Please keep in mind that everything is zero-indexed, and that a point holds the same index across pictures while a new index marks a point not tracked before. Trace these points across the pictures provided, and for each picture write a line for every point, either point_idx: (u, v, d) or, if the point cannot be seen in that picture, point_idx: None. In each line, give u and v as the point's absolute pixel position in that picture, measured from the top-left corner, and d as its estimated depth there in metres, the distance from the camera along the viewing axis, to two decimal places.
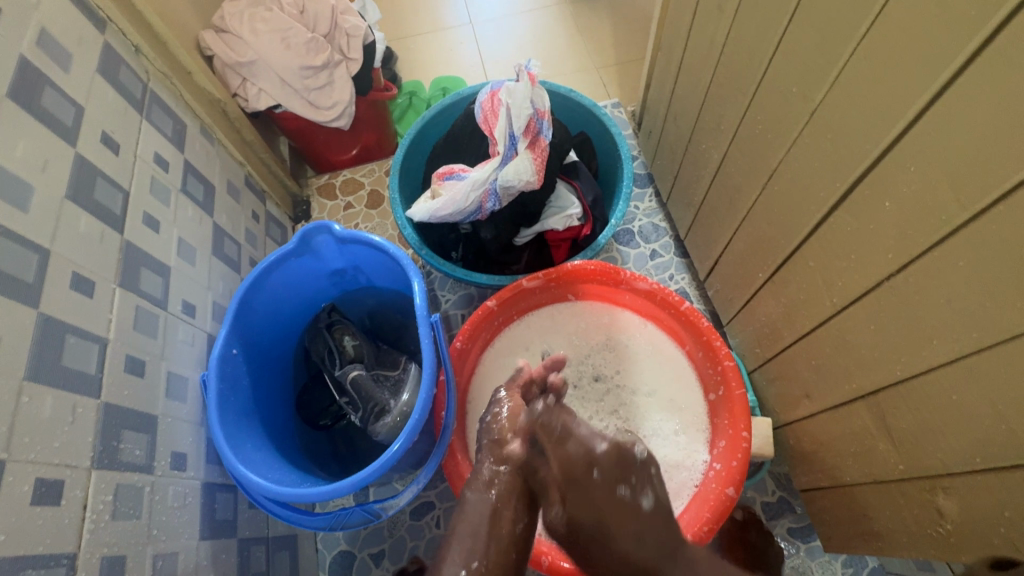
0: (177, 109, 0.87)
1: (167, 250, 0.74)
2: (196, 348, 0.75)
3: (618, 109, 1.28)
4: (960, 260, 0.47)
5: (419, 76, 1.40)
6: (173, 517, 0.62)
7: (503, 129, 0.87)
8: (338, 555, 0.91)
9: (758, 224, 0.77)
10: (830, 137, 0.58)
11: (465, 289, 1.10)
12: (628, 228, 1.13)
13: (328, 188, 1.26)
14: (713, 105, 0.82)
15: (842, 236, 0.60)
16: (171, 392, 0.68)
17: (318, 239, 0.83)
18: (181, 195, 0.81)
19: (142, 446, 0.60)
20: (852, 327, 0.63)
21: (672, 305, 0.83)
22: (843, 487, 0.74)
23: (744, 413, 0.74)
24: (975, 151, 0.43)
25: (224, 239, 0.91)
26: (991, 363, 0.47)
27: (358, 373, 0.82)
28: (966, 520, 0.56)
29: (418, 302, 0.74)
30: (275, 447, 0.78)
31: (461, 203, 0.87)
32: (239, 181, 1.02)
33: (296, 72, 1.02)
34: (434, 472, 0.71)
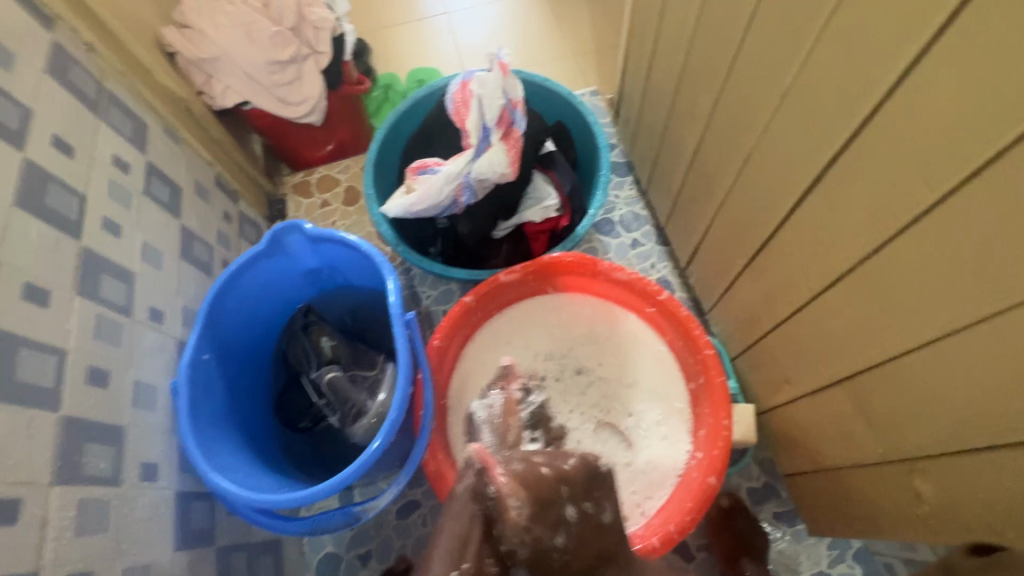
0: (137, 108, 0.84)
1: (131, 256, 0.72)
2: (165, 354, 0.74)
3: (596, 97, 1.26)
4: (931, 241, 0.47)
5: (394, 68, 1.37)
6: (144, 529, 0.61)
7: (475, 120, 0.85)
8: (324, 558, 0.90)
9: (735, 210, 0.76)
10: (800, 121, 0.57)
11: (445, 285, 1.08)
12: (608, 217, 1.12)
13: (304, 186, 1.24)
14: (687, 90, 0.80)
15: (815, 220, 0.59)
16: (139, 401, 0.66)
17: (290, 240, 0.81)
18: (144, 198, 0.79)
19: (107, 459, 0.58)
20: (828, 312, 0.62)
21: (651, 295, 0.82)
22: (825, 471, 0.74)
23: (725, 402, 0.74)
24: (943, 131, 0.42)
25: (194, 241, 0.89)
26: (963, 344, 0.47)
27: (335, 374, 0.81)
28: (942, 502, 0.56)
29: (392, 300, 0.73)
30: (252, 453, 0.77)
31: (435, 197, 0.86)
32: (208, 182, 0.99)
33: (262, 67, 0.99)
34: (414, 472, 0.70)
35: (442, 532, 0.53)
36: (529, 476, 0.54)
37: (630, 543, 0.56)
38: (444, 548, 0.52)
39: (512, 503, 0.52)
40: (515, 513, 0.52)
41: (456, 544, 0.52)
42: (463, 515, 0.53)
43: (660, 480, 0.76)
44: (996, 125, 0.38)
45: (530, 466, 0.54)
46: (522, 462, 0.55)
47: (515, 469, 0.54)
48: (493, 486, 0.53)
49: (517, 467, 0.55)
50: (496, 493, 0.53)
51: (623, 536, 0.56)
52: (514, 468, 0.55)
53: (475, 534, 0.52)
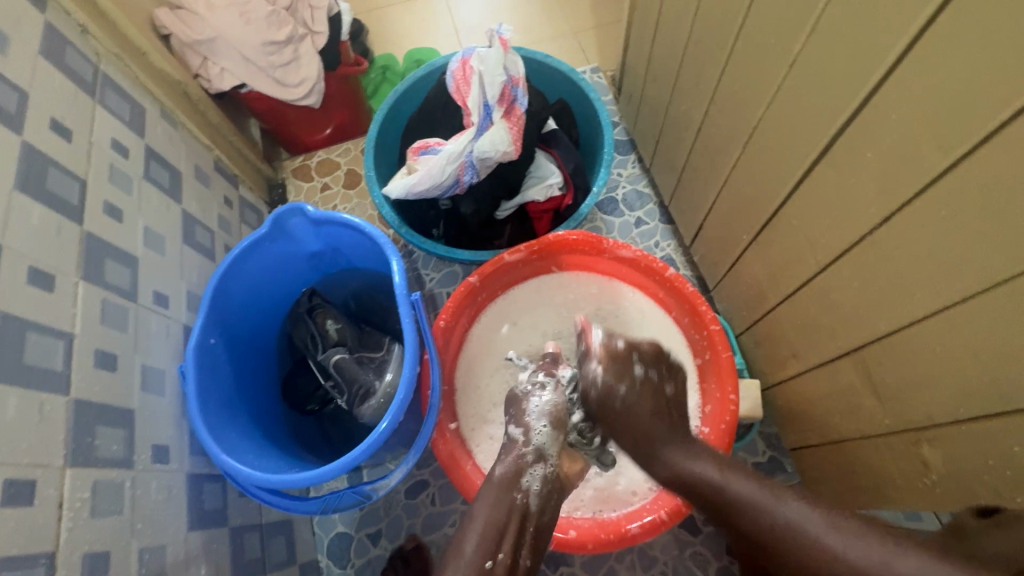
0: (134, 92, 0.83)
1: (134, 240, 0.72)
2: (171, 338, 0.74)
3: (597, 75, 1.25)
4: (941, 208, 0.46)
5: (392, 48, 1.35)
6: (158, 510, 0.61)
7: (476, 98, 0.83)
8: (336, 537, 0.91)
9: (741, 185, 0.75)
10: (808, 90, 0.56)
11: (449, 267, 1.08)
12: (611, 196, 1.11)
13: (304, 170, 1.23)
14: (691, 63, 0.79)
15: (822, 192, 0.59)
16: (147, 385, 0.66)
17: (293, 223, 0.80)
18: (145, 183, 0.78)
19: (119, 441, 0.59)
20: (835, 285, 0.62)
21: (657, 272, 0.82)
22: (832, 443, 0.74)
23: (732, 376, 0.74)
24: (955, 96, 0.41)
25: (196, 226, 0.88)
26: (973, 312, 0.47)
27: (341, 357, 0.81)
28: (950, 470, 0.56)
29: (397, 281, 0.73)
30: (261, 436, 0.77)
31: (438, 177, 0.85)
32: (208, 166, 0.98)
33: (258, 49, 0.98)
34: (423, 451, 0.71)
35: (477, 519, 0.56)
36: (549, 447, 0.62)
37: (662, 455, 0.58)
38: (482, 534, 0.54)
39: (537, 493, 0.59)
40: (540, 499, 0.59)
41: (492, 533, 0.54)
42: (500, 503, 0.57)
43: None
44: (1010, 87, 0.37)
45: (551, 437, 0.63)
46: (543, 428, 0.63)
47: (537, 442, 0.62)
48: (528, 477, 0.59)
49: (542, 444, 0.62)
50: (529, 478, 0.59)
51: (659, 462, 0.58)
52: (538, 452, 0.62)
53: (514, 520, 0.56)
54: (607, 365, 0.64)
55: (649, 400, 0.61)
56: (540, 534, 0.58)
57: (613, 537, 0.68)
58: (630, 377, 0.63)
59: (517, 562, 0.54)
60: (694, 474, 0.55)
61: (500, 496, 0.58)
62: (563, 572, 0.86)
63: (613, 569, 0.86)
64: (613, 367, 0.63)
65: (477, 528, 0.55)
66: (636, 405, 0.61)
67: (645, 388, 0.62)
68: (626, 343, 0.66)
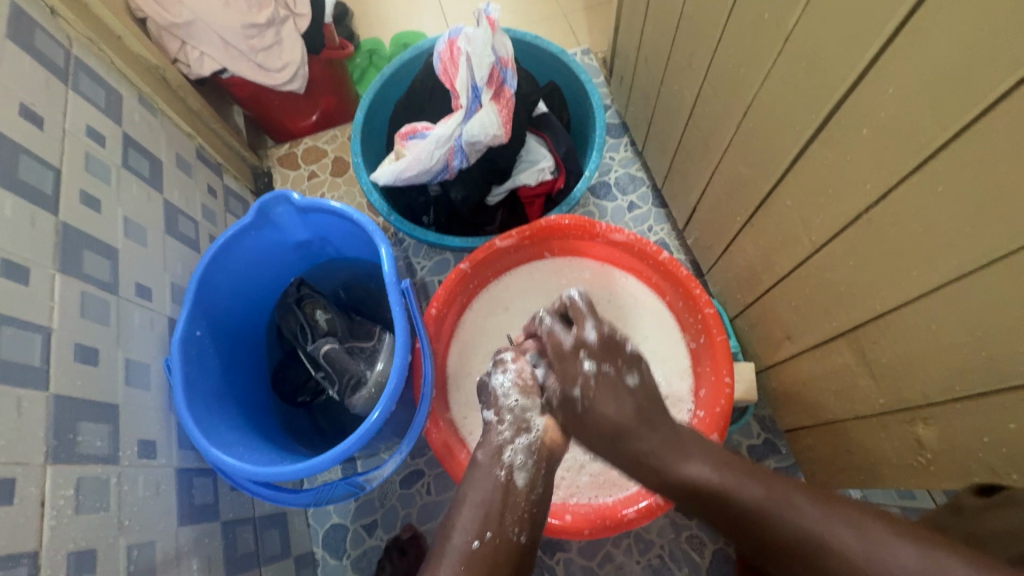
0: (109, 77, 0.80)
1: (114, 231, 0.70)
2: (156, 331, 0.72)
3: (588, 57, 1.22)
4: (938, 185, 0.45)
5: (378, 32, 1.32)
6: (145, 506, 0.60)
7: (464, 79, 0.81)
8: (331, 528, 0.91)
9: (735, 166, 0.74)
10: (803, 66, 0.54)
11: (440, 255, 1.07)
12: (604, 180, 1.09)
13: (290, 158, 1.20)
14: (684, 41, 0.77)
15: (818, 171, 0.58)
16: (132, 379, 0.65)
17: (278, 211, 0.78)
18: (123, 171, 0.76)
19: (103, 437, 0.57)
20: (830, 265, 0.61)
21: (650, 256, 0.81)
22: (826, 424, 0.74)
23: (726, 360, 0.73)
24: (954, 69, 0.40)
25: (178, 216, 0.86)
26: (969, 290, 0.46)
27: (331, 347, 0.79)
28: (944, 448, 0.56)
29: (387, 269, 0.71)
30: (252, 428, 0.76)
31: (426, 162, 0.83)
32: (189, 155, 0.95)
33: (238, 32, 0.95)
34: (416, 441, 0.70)
35: (465, 503, 0.50)
36: (531, 412, 0.56)
37: (649, 456, 0.51)
38: (469, 516, 0.49)
39: (522, 465, 0.52)
40: (528, 475, 0.52)
41: (485, 509, 0.49)
42: (485, 484, 0.51)
43: None
44: (1010, 57, 0.36)
45: (527, 403, 0.57)
46: (516, 399, 0.57)
47: (511, 411, 0.56)
48: (512, 451, 0.53)
49: (520, 414, 0.56)
50: (511, 450, 0.53)
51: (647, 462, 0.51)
52: (518, 422, 0.56)
53: (498, 497, 0.50)
54: (554, 368, 0.58)
55: (610, 396, 0.54)
56: (536, 508, 0.51)
57: (609, 523, 0.68)
58: (580, 377, 0.56)
59: (505, 539, 0.48)
60: (688, 476, 0.49)
61: (482, 479, 0.52)
62: (560, 558, 0.86)
63: (609, 553, 0.86)
64: (561, 371, 0.57)
65: (466, 514, 0.49)
66: (597, 403, 0.54)
67: (601, 383, 0.55)
68: (575, 338, 0.60)
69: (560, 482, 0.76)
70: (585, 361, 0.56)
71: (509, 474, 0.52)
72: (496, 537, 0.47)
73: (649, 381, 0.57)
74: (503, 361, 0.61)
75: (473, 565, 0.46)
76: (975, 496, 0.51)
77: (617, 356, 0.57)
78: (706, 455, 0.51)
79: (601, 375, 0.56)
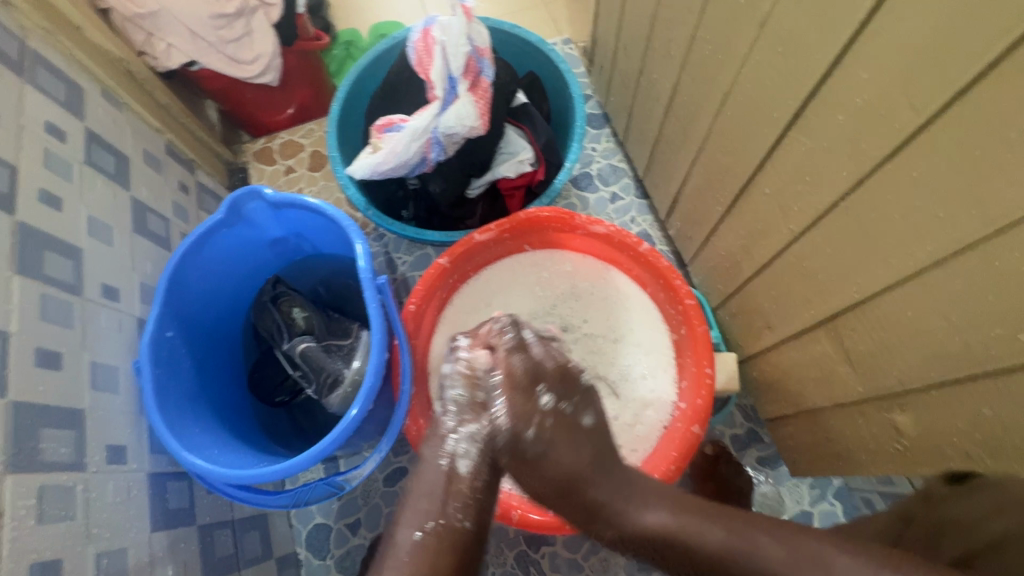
0: (69, 70, 0.77)
1: (77, 231, 0.67)
2: (124, 333, 0.70)
3: (568, 46, 1.21)
4: (913, 170, 0.45)
5: (355, 22, 1.29)
6: (116, 513, 0.59)
7: (439, 70, 0.79)
8: (313, 529, 0.89)
9: (714, 155, 0.73)
10: (780, 51, 0.54)
11: (421, 249, 1.05)
12: (586, 171, 1.08)
13: (266, 153, 1.17)
14: (662, 28, 0.76)
15: (796, 158, 0.57)
16: (98, 383, 0.63)
17: (250, 207, 0.76)
18: (87, 168, 0.73)
19: (68, 443, 0.56)
20: (809, 254, 0.61)
21: (631, 247, 0.80)
22: (807, 413, 0.75)
23: (707, 350, 0.73)
24: (928, 51, 0.40)
25: (147, 214, 0.83)
26: (945, 276, 0.46)
27: (308, 345, 0.78)
28: (921, 435, 0.56)
29: (362, 264, 0.70)
30: (227, 430, 0.75)
31: (402, 155, 0.81)
32: (158, 150, 0.92)
33: (206, 23, 0.92)
34: (395, 439, 0.69)
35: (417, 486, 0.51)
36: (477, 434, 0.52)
37: (607, 510, 0.50)
38: (414, 506, 0.50)
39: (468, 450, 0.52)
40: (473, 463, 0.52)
41: (430, 505, 0.50)
42: (431, 475, 0.52)
43: (646, 432, 0.76)
44: (983, 39, 0.36)
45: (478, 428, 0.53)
46: (463, 431, 0.53)
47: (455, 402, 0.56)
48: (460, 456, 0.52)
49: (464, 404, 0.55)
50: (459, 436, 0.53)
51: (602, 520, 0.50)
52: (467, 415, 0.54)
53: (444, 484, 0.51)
54: (509, 401, 0.53)
55: (567, 444, 0.51)
56: (485, 493, 0.51)
57: None
58: (538, 417, 0.52)
59: (451, 525, 0.49)
60: (645, 526, 0.48)
61: (429, 468, 0.52)
62: (545, 552, 0.86)
63: (594, 546, 0.86)
64: (515, 405, 0.53)
65: (409, 508, 0.50)
66: (552, 449, 0.51)
67: (559, 426, 0.52)
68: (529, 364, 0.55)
69: None
70: (544, 396, 0.53)
71: (453, 471, 0.51)
72: (438, 526, 0.48)
73: (604, 421, 0.55)
74: (460, 348, 0.59)
75: (416, 555, 0.47)
76: (944, 483, 0.53)
77: (573, 392, 0.55)
78: (660, 502, 0.50)
79: (557, 415, 0.52)
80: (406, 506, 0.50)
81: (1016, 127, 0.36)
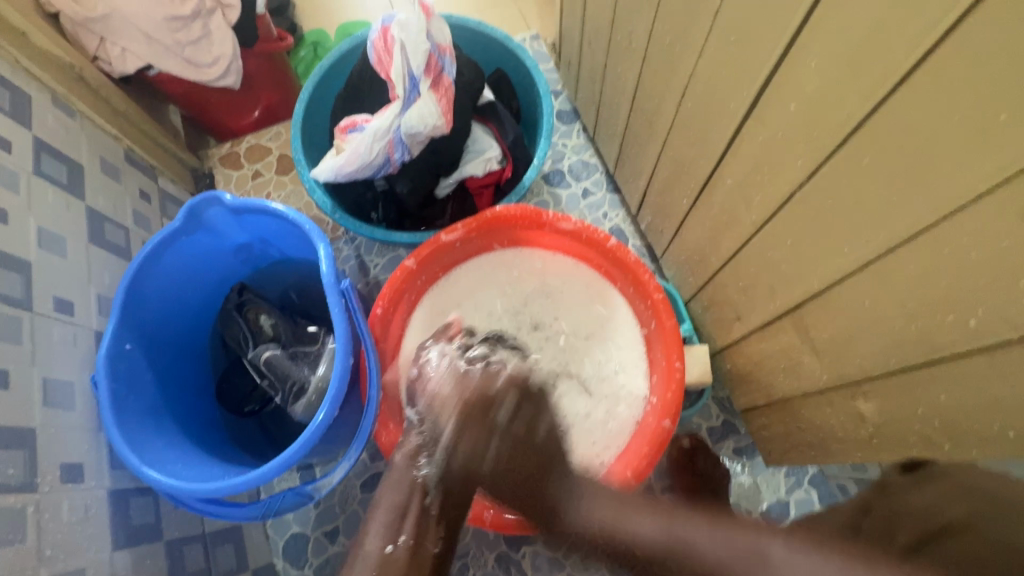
0: (14, 78, 0.74)
1: (25, 243, 0.65)
2: (80, 347, 0.68)
3: (537, 42, 1.20)
4: (864, 157, 0.45)
5: (321, 22, 1.26)
6: (72, 533, 0.57)
7: (400, 69, 0.78)
8: (291, 538, 0.87)
9: (678, 147, 0.73)
10: (734, 40, 0.53)
11: (393, 251, 1.04)
12: (557, 168, 1.07)
13: (232, 157, 1.15)
14: (623, 21, 0.75)
15: (754, 148, 0.57)
16: (51, 400, 0.61)
17: (209, 213, 0.75)
18: (36, 178, 0.71)
19: (17, 464, 0.54)
20: (772, 245, 0.61)
21: (598, 243, 0.80)
22: (778, 403, 0.75)
23: (676, 344, 0.73)
24: (870, 38, 0.40)
25: (105, 224, 0.81)
26: (898, 263, 0.46)
27: (274, 353, 0.77)
28: (884, 421, 0.56)
29: (325, 269, 0.68)
30: (193, 441, 0.73)
31: (365, 156, 0.80)
32: (116, 158, 0.90)
33: (162, 25, 0.90)
34: (364, 446, 0.68)
35: (381, 507, 0.54)
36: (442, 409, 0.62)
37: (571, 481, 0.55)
38: (383, 521, 0.53)
39: (438, 479, 0.55)
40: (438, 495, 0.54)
41: (397, 512, 0.53)
42: (402, 483, 0.56)
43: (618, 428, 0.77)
44: (920, 25, 0.36)
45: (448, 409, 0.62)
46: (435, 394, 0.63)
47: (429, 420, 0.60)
48: (424, 462, 0.57)
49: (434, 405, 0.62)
50: (427, 453, 0.57)
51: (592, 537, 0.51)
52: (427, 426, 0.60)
53: (415, 499, 0.54)
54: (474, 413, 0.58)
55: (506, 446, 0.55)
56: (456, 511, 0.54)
57: None
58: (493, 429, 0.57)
59: (421, 546, 0.52)
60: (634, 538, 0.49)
61: (402, 478, 0.56)
62: (526, 551, 0.85)
63: None
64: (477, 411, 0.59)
65: (378, 517, 0.54)
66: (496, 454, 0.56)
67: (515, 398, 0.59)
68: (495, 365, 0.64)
69: None
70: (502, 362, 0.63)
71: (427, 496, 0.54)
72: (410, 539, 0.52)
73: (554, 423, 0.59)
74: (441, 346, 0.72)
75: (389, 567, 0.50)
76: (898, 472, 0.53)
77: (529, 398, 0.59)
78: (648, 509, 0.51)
79: (506, 424, 0.57)
80: (375, 509, 0.54)
81: (958, 109, 0.36)
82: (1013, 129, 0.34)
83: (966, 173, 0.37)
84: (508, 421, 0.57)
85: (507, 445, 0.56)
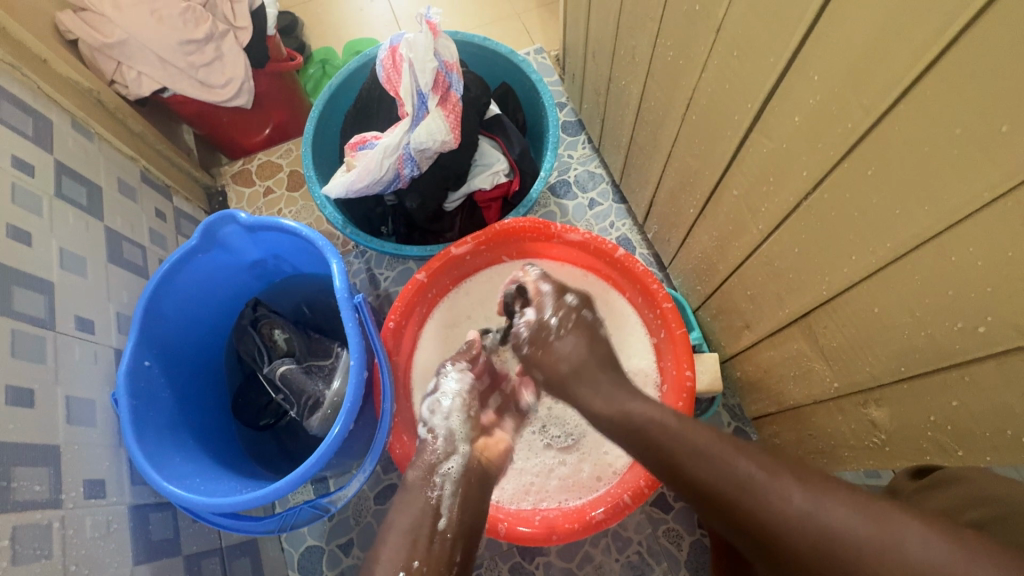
0: (36, 104, 0.76)
1: (47, 264, 0.67)
2: (101, 364, 0.70)
3: (541, 55, 1.21)
4: (868, 168, 0.45)
5: (329, 41, 1.29)
6: (95, 548, 0.58)
7: (409, 87, 0.80)
8: (305, 551, 0.88)
9: (684, 158, 0.74)
10: (737, 55, 0.54)
11: (403, 264, 1.05)
12: (563, 179, 1.09)
13: (244, 175, 1.17)
14: (626, 36, 0.76)
15: (759, 159, 0.58)
16: (74, 418, 0.62)
17: (225, 231, 0.76)
18: (57, 201, 0.73)
19: (42, 481, 0.55)
20: (779, 253, 0.61)
21: (607, 253, 0.81)
22: (789, 411, 0.75)
23: (687, 352, 0.73)
24: (870, 52, 0.40)
25: (122, 243, 0.83)
26: (905, 271, 0.47)
27: (289, 368, 0.78)
28: (896, 428, 0.56)
29: (338, 284, 0.70)
30: (211, 457, 0.74)
31: (376, 172, 0.82)
32: (133, 178, 0.92)
33: (176, 49, 0.92)
34: (379, 458, 0.69)
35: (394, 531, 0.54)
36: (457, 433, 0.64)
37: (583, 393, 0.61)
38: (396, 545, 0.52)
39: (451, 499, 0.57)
40: (451, 515, 0.55)
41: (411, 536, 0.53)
42: (415, 505, 0.56)
43: None
44: (919, 40, 0.37)
45: (460, 428, 0.64)
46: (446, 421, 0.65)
47: (444, 432, 0.64)
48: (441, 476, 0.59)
49: (450, 437, 0.63)
50: (442, 474, 0.59)
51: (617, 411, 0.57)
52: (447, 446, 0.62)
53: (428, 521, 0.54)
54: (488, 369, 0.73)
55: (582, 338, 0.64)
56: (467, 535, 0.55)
57: (578, 526, 0.67)
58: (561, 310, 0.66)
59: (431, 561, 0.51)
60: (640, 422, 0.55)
61: (417, 498, 0.56)
62: (539, 562, 0.85)
63: (587, 554, 0.85)
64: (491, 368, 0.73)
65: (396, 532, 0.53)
66: (557, 339, 0.65)
67: (569, 316, 0.66)
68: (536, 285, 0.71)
69: (530, 488, 0.76)
70: (569, 296, 0.67)
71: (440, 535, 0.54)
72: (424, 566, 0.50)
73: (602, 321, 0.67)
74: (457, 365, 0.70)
75: None
76: (911, 478, 0.53)
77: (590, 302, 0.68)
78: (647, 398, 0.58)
79: (572, 310, 0.67)
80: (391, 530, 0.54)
81: (959, 121, 0.37)
82: (1013, 141, 0.34)
83: (969, 184, 0.38)
84: (570, 310, 0.66)
85: (580, 338, 0.64)
